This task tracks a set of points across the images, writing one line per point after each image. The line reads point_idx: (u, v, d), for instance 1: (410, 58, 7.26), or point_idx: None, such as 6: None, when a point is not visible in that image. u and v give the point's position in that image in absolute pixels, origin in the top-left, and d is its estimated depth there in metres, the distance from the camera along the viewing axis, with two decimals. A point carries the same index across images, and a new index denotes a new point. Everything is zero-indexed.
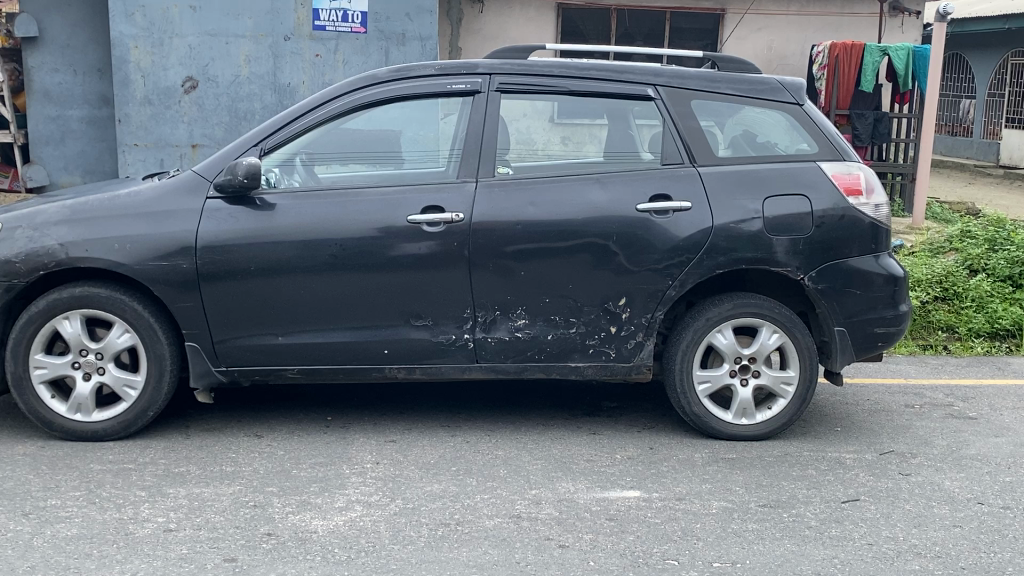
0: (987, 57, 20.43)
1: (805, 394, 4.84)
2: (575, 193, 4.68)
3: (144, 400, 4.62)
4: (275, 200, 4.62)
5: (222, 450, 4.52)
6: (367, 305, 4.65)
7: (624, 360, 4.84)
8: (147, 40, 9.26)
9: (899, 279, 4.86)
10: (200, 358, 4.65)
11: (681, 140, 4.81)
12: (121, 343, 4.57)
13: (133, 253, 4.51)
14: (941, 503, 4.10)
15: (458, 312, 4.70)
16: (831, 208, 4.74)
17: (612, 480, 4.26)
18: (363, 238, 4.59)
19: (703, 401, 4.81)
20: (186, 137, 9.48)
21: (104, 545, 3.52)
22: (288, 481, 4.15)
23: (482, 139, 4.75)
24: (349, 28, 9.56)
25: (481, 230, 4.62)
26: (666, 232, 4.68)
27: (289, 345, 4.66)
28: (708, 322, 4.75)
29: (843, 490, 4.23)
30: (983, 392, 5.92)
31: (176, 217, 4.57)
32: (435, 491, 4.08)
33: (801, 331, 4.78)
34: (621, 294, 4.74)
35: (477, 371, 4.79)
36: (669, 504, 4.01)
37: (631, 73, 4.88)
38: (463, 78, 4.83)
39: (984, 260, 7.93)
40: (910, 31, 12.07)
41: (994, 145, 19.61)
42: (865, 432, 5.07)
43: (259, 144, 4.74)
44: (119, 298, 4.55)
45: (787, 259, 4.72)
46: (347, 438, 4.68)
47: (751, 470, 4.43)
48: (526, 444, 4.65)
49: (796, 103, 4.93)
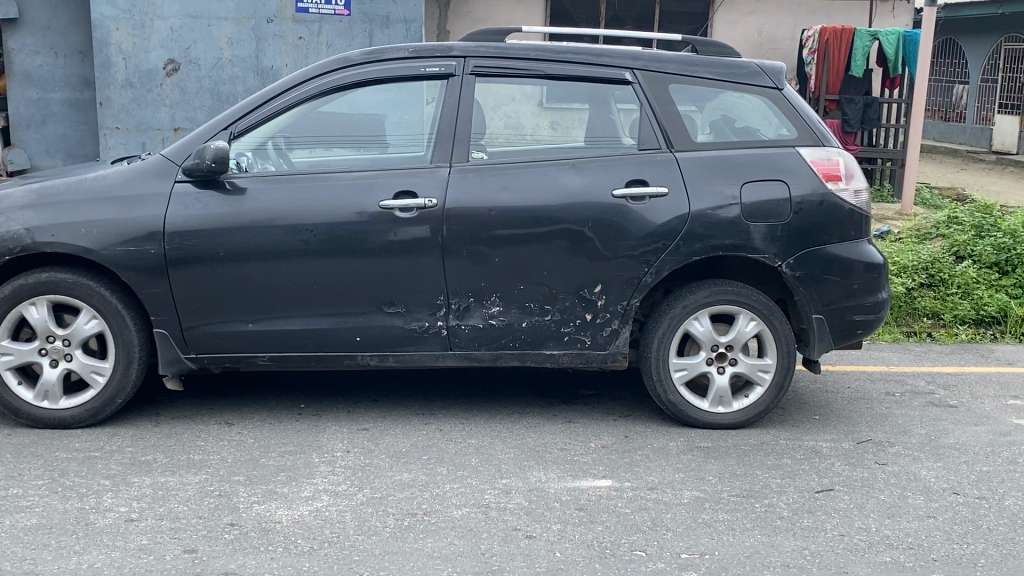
0: (980, 42, 20.35)
1: (782, 382, 4.79)
2: (549, 179, 4.61)
3: (113, 387, 4.56)
4: (246, 184, 4.55)
5: (192, 438, 4.46)
6: (339, 292, 4.59)
7: (600, 348, 4.79)
8: (128, 22, 9.17)
9: (878, 267, 4.81)
10: (169, 345, 4.59)
11: (658, 124, 4.75)
12: (88, 330, 4.51)
13: (101, 239, 4.45)
14: (916, 493, 4.06)
15: (432, 299, 4.64)
16: (809, 194, 4.68)
17: (584, 469, 4.21)
18: (336, 224, 4.53)
19: (679, 389, 4.76)
20: (168, 121, 9.41)
21: (63, 536, 3.47)
22: (255, 471, 4.09)
23: (456, 124, 4.68)
24: (332, 11, 9.47)
25: (455, 216, 4.56)
26: (642, 219, 4.62)
27: (260, 331, 4.60)
28: (684, 309, 4.70)
29: (817, 479, 4.19)
30: (965, 379, 5.88)
31: (144, 202, 4.50)
32: (404, 480, 4.03)
33: (779, 318, 4.73)
34: (597, 281, 4.68)
35: (451, 359, 4.73)
36: (640, 494, 3.96)
37: (610, 57, 4.81)
38: (436, 61, 4.76)
39: (970, 246, 7.89)
40: (901, 16, 11.98)
41: (987, 130, 19.55)
42: (844, 420, 5.03)
43: (229, 128, 4.67)
44: (86, 284, 4.49)
45: (764, 246, 4.66)
46: (319, 426, 4.62)
47: (726, 460, 4.38)
48: (500, 433, 4.60)
49: (775, 87, 4.86)
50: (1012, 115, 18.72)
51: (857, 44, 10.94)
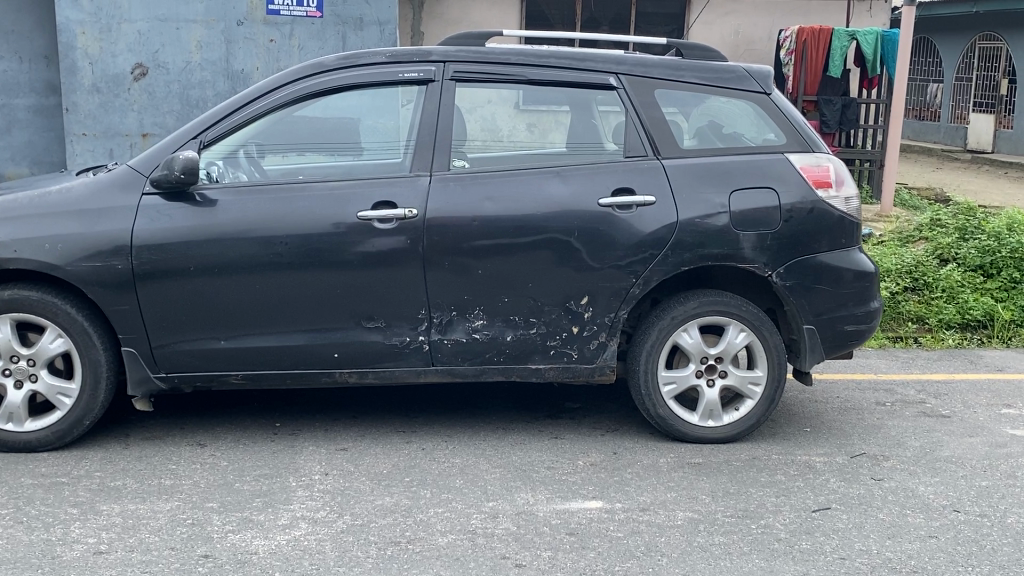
0: (953, 42, 20.39)
1: (773, 394, 4.66)
2: (533, 188, 4.46)
3: (80, 408, 4.38)
4: (216, 196, 4.37)
5: (163, 461, 4.29)
6: (316, 307, 4.42)
7: (587, 361, 4.64)
8: (95, 26, 8.95)
9: (869, 275, 4.69)
10: (138, 364, 4.40)
11: (644, 131, 4.60)
12: (53, 349, 4.32)
13: (65, 254, 4.25)
14: (916, 512, 3.94)
15: (413, 312, 4.47)
16: (799, 202, 4.56)
17: (573, 489, 4.06)
18: (312, 236, 4.35)
19: (668, 403, 4.62)
20: (137, 126, 9.20)
21: (27, 571, 3.29)
22: (229, 496, 3.92)
23: (436, 131, 4.53)
24: (304, 12, 9.27)
25: (436, 226, 4.40)
26: (629, 228, 4.48)
27: (233, 348, 4.42)
28: (672, 321, 4.56)
29: (813, 498, 4.05)
30: (955, 387, 5.78)
31: (110, 215, 4.31)
32: (386, 505, 3.86)
33: (769, 329, 4.60)
34: (583, 292, 4.53)
35: (433, 375, 4.57)
36: (632, 516, 3.81)
37: (594, 61, 4.66)
38: (415, 66, 4.60)
39: (954, 249, 7.82)
40: (878, 15, 11.89)
41: (962, 129, 19.60)
42: (836, 433, 4.90)
43: (197, 137, 4.48)
44: (52, 301, 4.30)
45: (754, 255, 4.53)
46: (296, 447, 4.46)
47: (718, 477, 4.24)
48: (485, 451, 4.45)
49: (763, 91, 4.72)
50: (987, 114, 18.77)
51: (835, 44, 10.84)
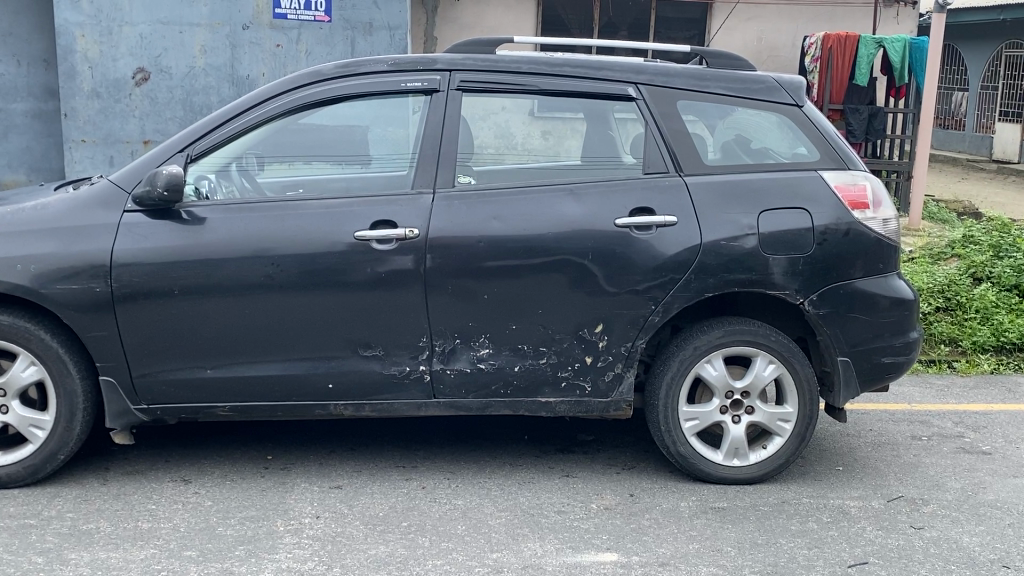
0: (980, 50, 19.94)
1: (803, 432, 4.30)
2: (545, 208, 4.13)
3: (54, 441, 4.07)
4: (204, 213, 4.05)
5: (143, 500, 3.97)
6: (309, 335, 4.10)
7: (602, 395, 4.30)
8: (94, 29, 8.66)
9: (908, 303, 4.33)
10: (117, 394, 4.09)
11: (665, 145, 4.26)
12: (26, 378, 4.02)
13: (38, 276, 3.94)
14: (962, 568, 3.58)
15: (414, 341, 4.14)
16: (833, 223, 4.21)
17: (585, 539, 3.71)
18: (306, 257, 4.03)
19: (690, 441, 4.27)
20: (138, 133, 8.93)
21: None
22: (209, 543, 3.59)
23: (441, 145, 4.20)
24: (313, 17, 8.95)
25: (439, 248, 4.06)
26: (649, 251, 4.13)
27: (220, 378, 4.10)
28: (695, 352, 4.20)
29: (849, 550, 3.69)
30: (996, 420, 5.39)
31: (88, 234, 4.00)
32: (380, 555, 3.53)
33: (801, 362, 4.24)
34: (598, 320, 4.19)
35: (435, 408, 4.24)
36: (649, 573, 3.46)
37: (611, 70, 4.32)
38: (418, 74, 4.27)
39: (988, 268, 7.43)
40: (904, 22, 11.43)
41: (988, 138, 19.17)
42: (870, 472, 4.55)
43: (184, 150, 4.15)
44: (24, 326, 3.98)
45: (783, 282, 4.17)
46: (286, 484, 4.13)
47: (744, 525, 3.88)
48: (490, 491, 4.12)
49: (795, 103, 4.37)
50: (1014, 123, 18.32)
51: (862, 51, 10.45)
